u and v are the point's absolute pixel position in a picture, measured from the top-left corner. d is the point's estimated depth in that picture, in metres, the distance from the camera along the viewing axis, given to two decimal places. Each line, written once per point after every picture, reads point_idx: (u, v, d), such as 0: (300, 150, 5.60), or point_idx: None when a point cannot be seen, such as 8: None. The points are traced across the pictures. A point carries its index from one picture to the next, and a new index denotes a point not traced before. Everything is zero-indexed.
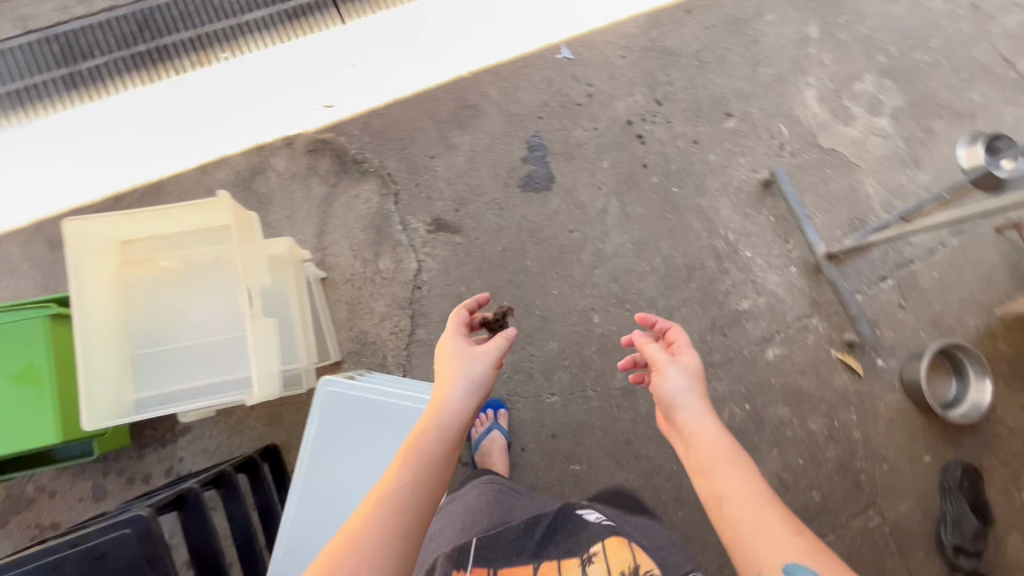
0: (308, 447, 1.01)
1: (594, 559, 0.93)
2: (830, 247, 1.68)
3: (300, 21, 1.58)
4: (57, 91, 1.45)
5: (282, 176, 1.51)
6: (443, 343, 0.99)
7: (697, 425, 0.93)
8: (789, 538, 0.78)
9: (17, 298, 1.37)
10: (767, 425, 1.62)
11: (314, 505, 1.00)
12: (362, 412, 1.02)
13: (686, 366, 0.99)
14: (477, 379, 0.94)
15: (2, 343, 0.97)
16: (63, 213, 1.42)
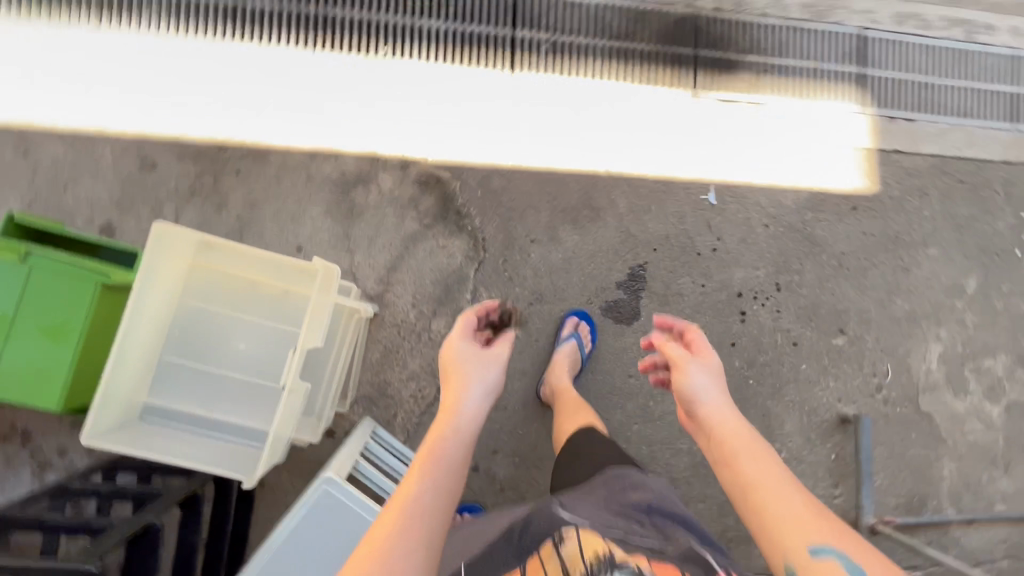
0: (280, 538, 0.92)
1: (567, 541, 0.82)
2: (877, 514, 1.54)
3: (471, 49, 1.50)
4: (212, 19, 1.40)
5: (383, 195, 1.44)
6: (453, 348, 1.04)
7: (724, 420, 0.95)
8: (816, 520, 0.76)
9: (88, 200, 1.34)
10: None
11: None
12: (349, 529, 0.94)
13: (706, 369, 1.01)
14: (490, 384, 1.00)
15: (50, 293, 0.93)
16: (167, 137, 1.38)
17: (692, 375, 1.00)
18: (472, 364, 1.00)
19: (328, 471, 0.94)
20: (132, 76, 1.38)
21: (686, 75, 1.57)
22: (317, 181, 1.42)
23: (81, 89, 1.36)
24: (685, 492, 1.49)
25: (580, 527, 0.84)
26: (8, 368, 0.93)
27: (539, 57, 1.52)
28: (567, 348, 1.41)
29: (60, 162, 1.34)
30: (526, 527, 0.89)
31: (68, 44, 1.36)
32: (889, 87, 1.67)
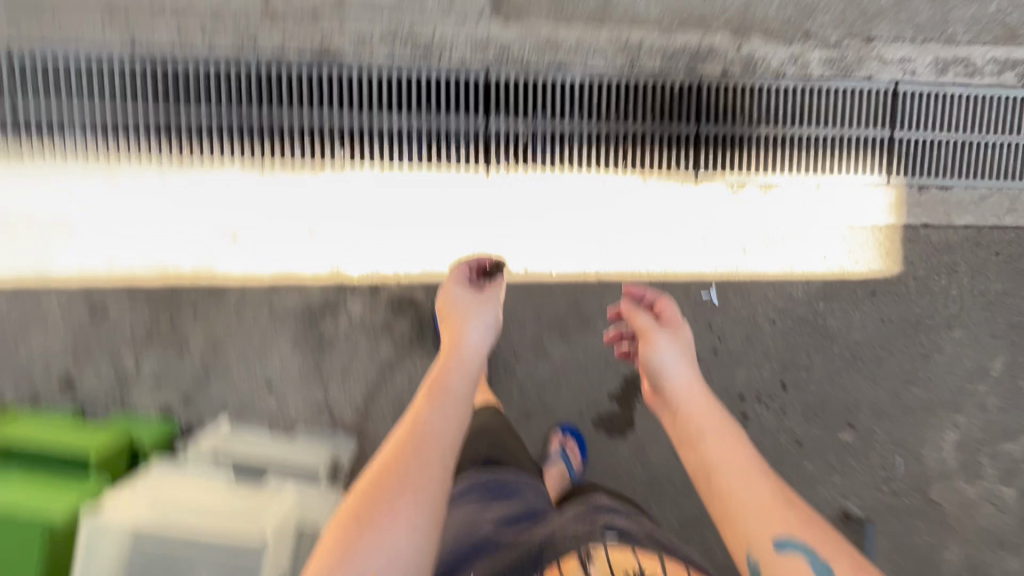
0: None
1: (595, 555, 0.84)
2: None
3: (439, 147, 1.32)
4: (146, 136, 1.25)
5: (353, 322, 1.35)
6: (451, 297, 1.11)
7: (690, 397, 1.07)
8: (777, 506, 0.90)
9: (43, 355, 1.28)
10: None
11: None
12: None
13: (676, 345, 1.13)
14: (488, 323, 1.07)
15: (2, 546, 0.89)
16: (114, 279, 1.29)
17: (662, 346, 1.12)
18: (469, 306, 1.07)
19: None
20: (70, 213, 1.27)
21: (687, 157, 1.38)
22: (281, 314, 1.33)
23: (22, 233, 1.27)
24: None
25: (609, 542, 0.85)
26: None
27: (516, 150, 1.34)
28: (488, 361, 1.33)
29: (8, 318, 1.28)
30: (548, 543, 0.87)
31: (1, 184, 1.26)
32: (924, 151, 1.45)
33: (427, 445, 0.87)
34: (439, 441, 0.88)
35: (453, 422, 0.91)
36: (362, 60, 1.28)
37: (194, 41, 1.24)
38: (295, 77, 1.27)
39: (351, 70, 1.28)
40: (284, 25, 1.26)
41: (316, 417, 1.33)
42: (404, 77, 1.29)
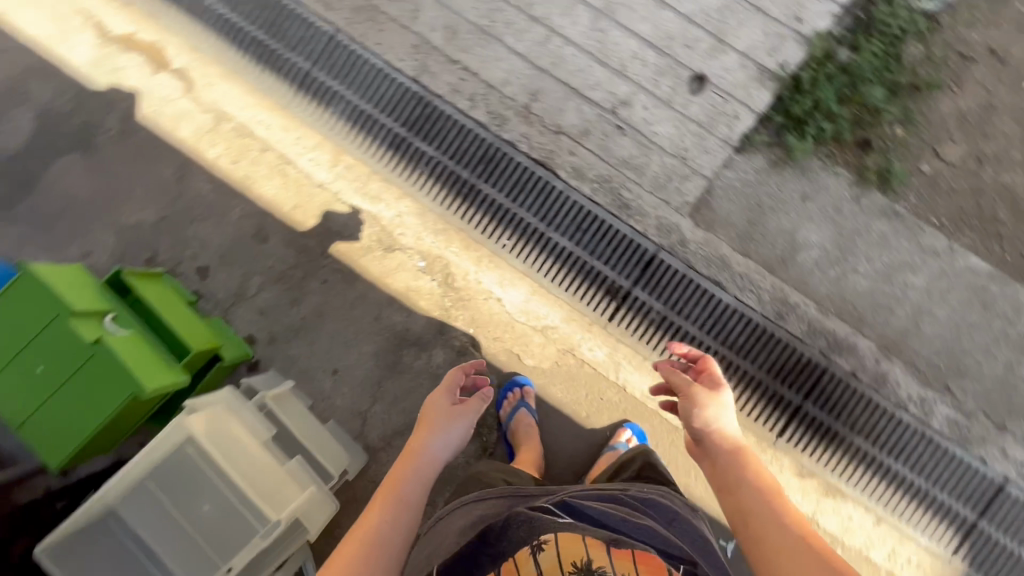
0: None
1: (544, 546, 0.82)
2: None
3: (581, 279, 1.46)
4: (383, 139, 1.51)
5: (428, 367, 1.47)
6: (431, 403, 1.19)
7: (731, 456, 0.98)
8: (807, 549, 0.80)
9: (204, 240, 1.51)
10: None
11: None
12: None
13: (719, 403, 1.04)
14: (453, 438, 1.13)
15: (94, 381, 1.09)
16: (288, 219, 1.51)
17: (702, 404, 1.03)
18: (435, 417, 1.14)
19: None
20: (294, 158, 1.53)
21: (777, 418, 1.43)
22: (382, 324, 1.49)
23: (251, 150, 1.54)
24: None
25: (556, 533, 0.83)
26: (47, 429, 1.09)
27: (639, 323, 1.46)
28: (523, 419, 1.41)
29: (200, 199, 1.53)
30: (504, 529, 0.89)
31: (266, 110, 1.55)
32: (1000, 556, 1.40)
33: (373, 545, 0.93)
34: (385, 543, 0.93)
35: (400, 522, 0.97)
36: (568, 183, 1.46)
37: (459, 98, 1.49)
38: (512, 164, 1.47)
39: (557, 185, 1.46)
40: (532, 126, 1.47)
41: (350, 420, 1.45)
42: (592, 215, 1.45)
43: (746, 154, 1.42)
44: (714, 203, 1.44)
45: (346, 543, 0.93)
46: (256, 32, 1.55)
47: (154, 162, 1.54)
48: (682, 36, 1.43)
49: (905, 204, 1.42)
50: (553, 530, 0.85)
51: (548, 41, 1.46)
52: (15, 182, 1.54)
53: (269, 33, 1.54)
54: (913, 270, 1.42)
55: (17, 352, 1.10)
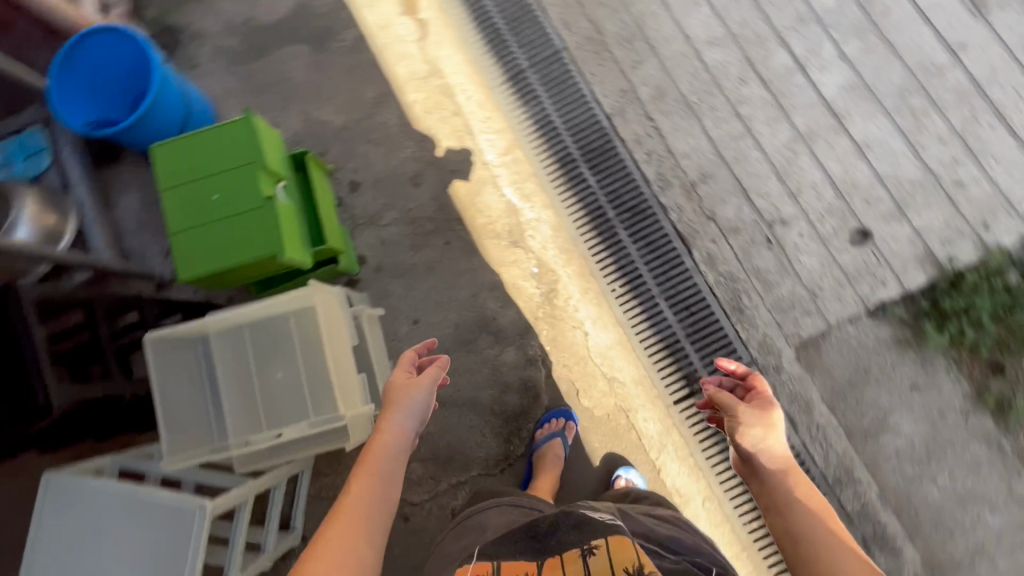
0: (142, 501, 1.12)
1: (595, 550, 0.80)
2: None
3: (667, 354, 1.51)
4: (556, 151, 1.63)
5: (496, 359, 1.56)
6: (392, 380, 1.10)
7: (783, 478, 0.91)
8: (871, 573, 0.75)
9: (369, 161, 1.67)
10: None
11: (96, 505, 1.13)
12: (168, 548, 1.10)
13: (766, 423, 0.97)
14: (419, 412, 1.07)
15: (246, 229, 1.23)
16: (445, 178, 1.65)
17: (748, 424, 0.96)
18: (401, 393, 1.06)
19: (209, 498, 1.12)
20: (475, 132, 1.68)
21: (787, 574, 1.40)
22: (476, 303, 1.58)
23: (445, 108, 1.69)
24: None
25: (609, 537, 0.81)
26: (190, 246, 1.23)
27: (699, 420, 1.48)
28: (552, 445, 1.45)
29: (383, 127, 1.69)
30: (551, 529, 0.86)
31: (472, 83, 1.71)
32: None
33: (358, 531, 0.88)
34: (368, 527, 0.89)
35: (377, 504, 0.93)
36: (697, 266, 1.52)
37: (638, 150, 1.59)
38: (655, 226, 1.56)
39: (686, 262, 1.53)
40: (691, 202, 1.55)
41: None
42: (705, 305, 1.50)
43: (875, 320, 1.43)
44: (823, 348, 1.45)
45: (326, 529, 0.88)
46: (498, 20, 1.73)
47: (363, 81, 1.73)
48: (865, 191, 1.47)
49: (1012, 442, 1.37)
50: (604, 535, 0.82)
51: (741, 140, 1.54)
52: (255, 48, 1.78)
53: (508, 25, 1.72)
54: (991, 507, 1.35)
55: (200, 175, 1.25)
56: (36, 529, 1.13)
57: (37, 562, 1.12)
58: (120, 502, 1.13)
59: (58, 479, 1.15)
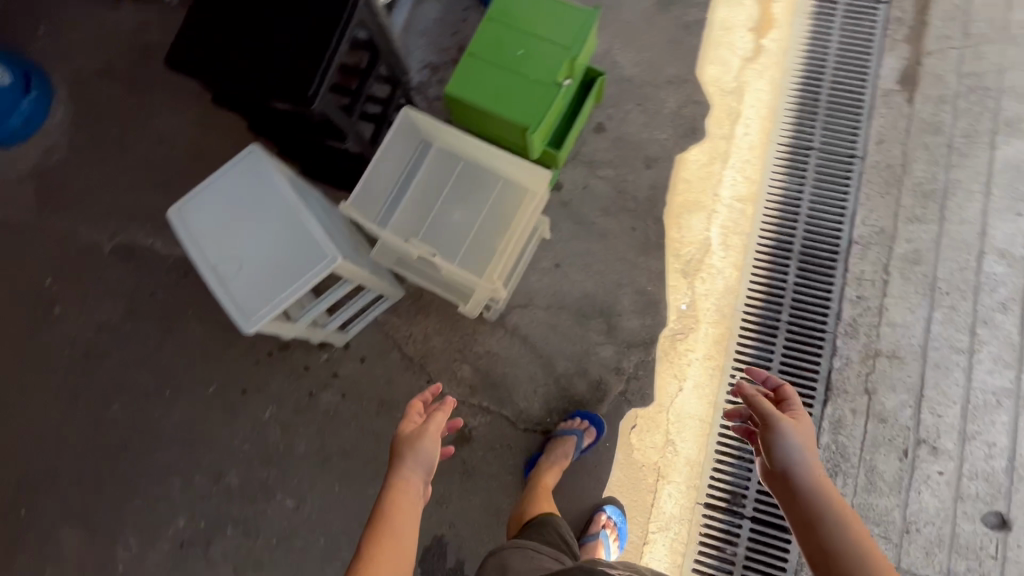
0: (299, 217, 1.22)
1: None
2: None
3: (730, 460, 1.48)
4: (782, 231, 1.59)
5: (594, 347, 1.58)
6: (401, 434, 1.06)
7: (819, 491, 0.89)
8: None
9: (626, 120, 1.70)
10: (133, 550, 1.61)
11: (267, 194, 1.25)
12: (289, 268, 1.20)
13: (802, 434, 0.96)
14: (427, 463, 1.04)
15: (522, 94, 1.30)
16: (673, 179, 1.66)
17: (787, 435, 0.94)
18: (408, 450, 1.03)
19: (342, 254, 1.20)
20: (729, 161, 1.65)
21: None
22: (614, 293, 1.60)
23: (719, 125, 1.68)
24: (268, 558, 1.57)
25: None
26: (471, 74, 1.32)
27: (712, 533, 1.45)
28: (564, 440, 1.46)
29: (658, 103, 1.71)
30: None
31: (759, 123, 1.67)
32: None
33: None
34: None
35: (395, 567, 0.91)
36: (821, 418, 1.45)
37: (853, 288, 1.52)
38: (813, 357, 1.49)
39: (814, 406, 1.46)
40: (863, 366, 1.47)
41: (526, 297, 1.62)
42: None
43: None
44: None
45: None
46: (826, 90, 1.67)
47: (673, 53, 1.74)
48: None
49: None
50: None
51: (958, 352, 1.45)
52: None
53: (830, 103, 1.66)
54: None
55: (521, 28, 1.33)
56: (217, 178, 1.27)
57: (203, 200, 1.27)
58: (284, 207, 1.23)
59: (257, 155, 1.27)
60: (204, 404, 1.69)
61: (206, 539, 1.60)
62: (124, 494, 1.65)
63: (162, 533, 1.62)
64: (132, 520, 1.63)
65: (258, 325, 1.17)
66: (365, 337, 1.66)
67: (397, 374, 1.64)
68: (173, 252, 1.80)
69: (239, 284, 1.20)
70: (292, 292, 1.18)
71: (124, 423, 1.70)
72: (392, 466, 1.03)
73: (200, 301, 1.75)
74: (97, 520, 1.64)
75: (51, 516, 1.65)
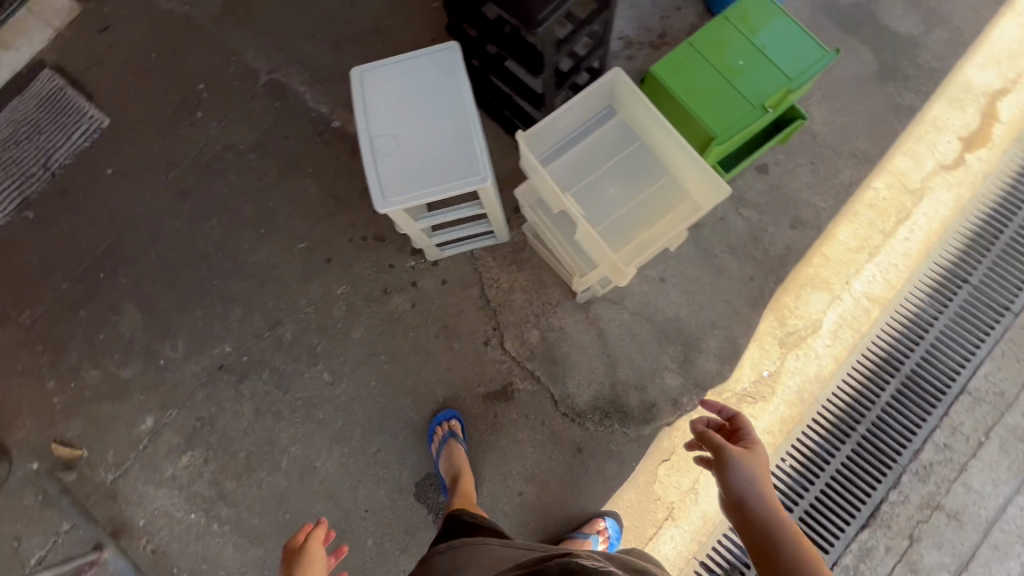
0: (469, 129, 1.23)
1: None
2: (150, 551, 1.56)
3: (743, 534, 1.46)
4: (897, 347, 1.51)
5: (662, 370, 1.55)
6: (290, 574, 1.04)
7: (776, 527, 0.88)
8: None
9: (792, 173, 1.63)
10: (172, 353, 1.68)
11: (448, 95, 1.26)
12: (438, 170, 1.21)
13: (755, 465, 0.93)
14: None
15: (724, 105, 1.26)
16: (812, 250, 1.59)
17: (736, 468, 0.91)
18: None
19: (484, 179, 1.21)
20: (877, 257, 1.56)
21: None
22: (706, 330, 1.57)
23: (884, 218, 1.59)
24: (285, 416, 1.61)
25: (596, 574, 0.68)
26: (682, 64, 1.28)
27: None
28: (451, 447, 1.48)
29: (831, 171, 1.62)
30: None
31: (925, 235, 1.57)
32: None
33: None
34: None
35: None
36: (850, 538, 1.41)
37: (942, 433, 1.45)
38: (871, 478, 1.44)
39: (850, 524, 1.42)
40: (917, 511, 1.41)
41: (619, 294, 1.60)
42: None
43: None
44: None
45: None
46: (1008, 233, 1.56)
47: (870, 128, 1.64)
48: None
49: None
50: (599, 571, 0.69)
51: (1023, 542, 1.38)
52: (848, 14, 1.72)
53: (1005, 248, 1.55)
54: None
55: (752, 40, 1.28)
56: (411, 59, 1.28)
57: (390, 72, 1.28)
58: (459, 113, 1.24)
59: (457, 55, 1.28)
60: (284, 255, 1.73)
61: (240, 373, 1.65)
62: (187, 300, 1.72)
63: (205, 349, 1.68)
64: (181, 327, 1.70)
65: (389, 208, 1.20)
66: (454, 263, 1.67)
67: (468, 310, 1.65)
68: (317, 108, 1.84)
69: (387, 163, 1.22)
70: (432, 194, 1.20)
71: (210, 239, 1.76)
72: None
73: (321, 162, 1.79)
74: (153, 313, 1.72)
75: (117, 291, 1.74)
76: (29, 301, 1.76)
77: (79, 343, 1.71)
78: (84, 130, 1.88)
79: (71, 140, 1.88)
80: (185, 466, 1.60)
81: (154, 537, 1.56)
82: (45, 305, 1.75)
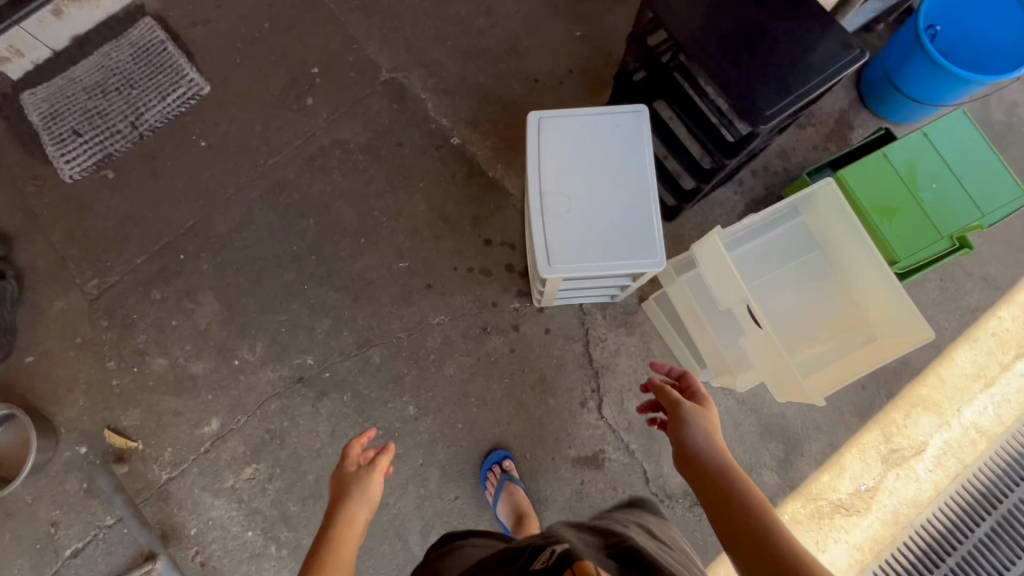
0: (648, 207, 1.15)
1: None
2: (201, 562, 1.47)
3: None
4: (1000, 483, 1.49)
5: (759, 465, 1.51)
6: (344, 474, 1.09)
7: (724, 471, 0.90)
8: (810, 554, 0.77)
9: (921, 288, 1.59)
10: (249, 355, 1.58)
11: (630, 165, 1.17)
12: (612, 244, 1.13)
13: (706, 420, 0.99)
14: (375, 493, 1.08)
15: (910, 228, 1.20)
16: (929, 370, 1.55)
17: (690, 420, 0.97)
18: (355, 486, 1.06)
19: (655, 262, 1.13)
20: (992, 388, 1.54)
21: None
22: (810, 433, 1.53)
23: (1004, 350, 1.56)
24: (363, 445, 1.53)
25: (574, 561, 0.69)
26: (873, 174, 1.22)
27: None
28: (510, 490, 1.42)
29: (959, 292, 1.59)
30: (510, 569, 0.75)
31: None
32: None
33: None
34: None
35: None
36: None
37: None
38: None
39: None
40: None
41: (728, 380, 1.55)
42: None
43: None
44: None
45: None
46: None
47: (1005, 254, 1.61)
48: None
49: None
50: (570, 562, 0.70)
51: None
52: (1000, 132, 1.68)
53: None
54: None
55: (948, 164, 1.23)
56: (594, 117, 1.19)
57: (568, 125, 1.19)
58: (639, 186, 1.16)
59: (645, 124, 1.19)
60: (382, 272, 1.63)
61: (320, 390, 1.56)
62: (272, 301, 1.61)
63: (285, 356, 1.57)
64: (262, 329, 1.59)
65: (553, 275, 1.12)
66: (561, 315, 1.60)
67: (570, 366, 1.57)
68: (437, 119, 1.72)
69: (557, 225, 1.14)
70: (600, 269, 1.12)
71: (306, 239, 1.65)
72: (337, 502, 1.05)
73: (435, 179, 1.69)
74: (234, 308, 1.61)
75: (197, 276, 1.63)
76: (98, 270, 1.63)
77: (149, 326, 1.60)
78: (181, 94, 1.74)
79: (165, 102, 1.73)
80: (247, 479, 1.51)
81: (207, 548, 1.48)
82: (116, 277, 1.62)
